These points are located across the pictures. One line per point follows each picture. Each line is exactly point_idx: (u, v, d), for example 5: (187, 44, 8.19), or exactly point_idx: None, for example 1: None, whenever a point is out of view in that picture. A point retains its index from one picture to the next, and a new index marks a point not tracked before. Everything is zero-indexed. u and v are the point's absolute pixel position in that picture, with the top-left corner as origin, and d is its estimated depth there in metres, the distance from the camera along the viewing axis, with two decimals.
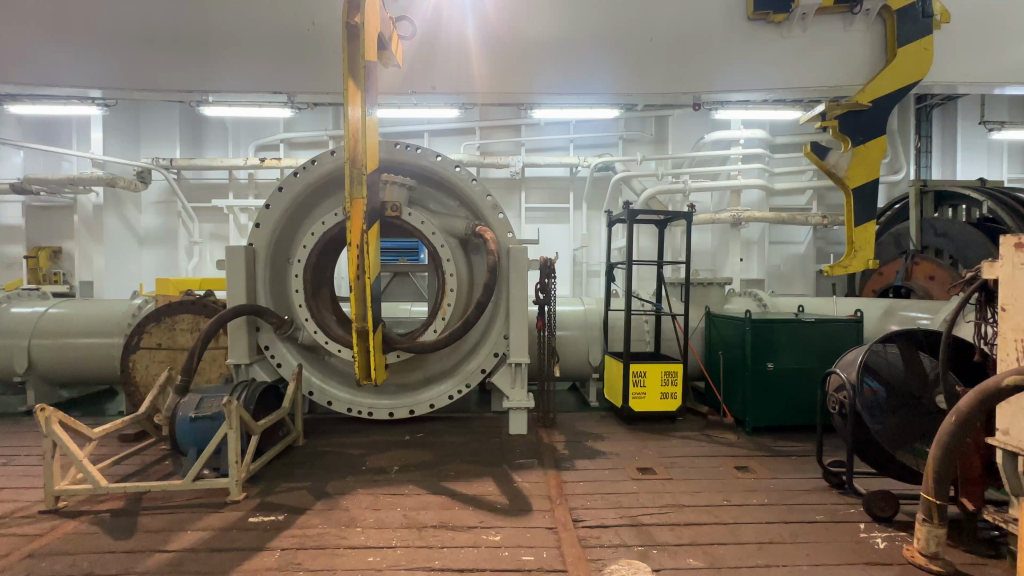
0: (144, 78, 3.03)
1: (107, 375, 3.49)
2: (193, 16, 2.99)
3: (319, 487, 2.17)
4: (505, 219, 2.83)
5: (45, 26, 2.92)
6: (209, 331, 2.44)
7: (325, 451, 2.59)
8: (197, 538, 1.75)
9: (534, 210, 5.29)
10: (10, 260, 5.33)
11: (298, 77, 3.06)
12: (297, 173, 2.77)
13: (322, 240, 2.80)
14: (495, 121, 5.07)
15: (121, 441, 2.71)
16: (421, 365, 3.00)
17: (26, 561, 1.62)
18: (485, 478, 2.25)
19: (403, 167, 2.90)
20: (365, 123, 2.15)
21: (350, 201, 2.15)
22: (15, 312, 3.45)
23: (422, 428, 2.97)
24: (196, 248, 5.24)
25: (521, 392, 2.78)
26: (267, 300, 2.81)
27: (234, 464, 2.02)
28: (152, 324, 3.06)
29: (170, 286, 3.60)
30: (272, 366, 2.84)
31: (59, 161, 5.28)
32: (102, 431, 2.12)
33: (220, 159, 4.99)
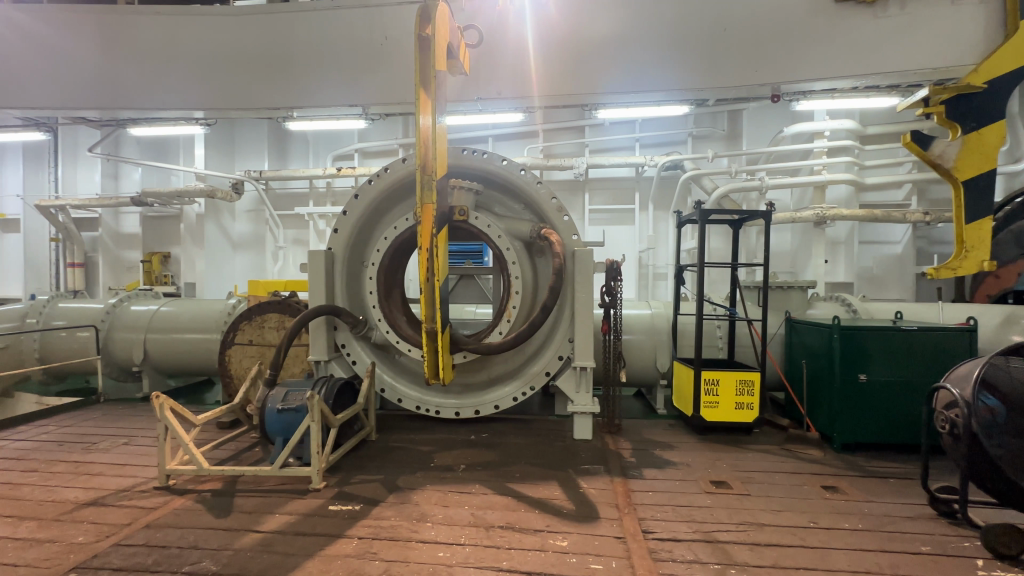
0: (238, 98, 3.34)
1: (206, 366, 3.87)
2: (283, 41, 3.27)
3: (391, 480, 2.26)
4: (570, 221, 2.81)
5: (161, 58, 3.33)
6: (294, 329, 2.63)
7: (396, 447, 2.70)
8: (284, 521, 1.88)
9: (598, 211, 5.22)
10: (130, 264, 6.07)
11: (373, 89, 3.24)
12: (371, 180, 2.91)
13: (394, 243, 2.92)
14: (558, 123, 5.06)
15: (218, 428, 3.00)
16: (486, 367, 3.04)
17: (144, 531, 1.83)
18: (550, 481, 2.24)
19: (470, 172, 2.97)
20: (435, 130, 2.22)
21: (421, 207, 2.24)
22: (134, 310, 3.92)
23: (487, 428, 3.01)
24: (281, 252, 5.67)
25: (586, 396, 2.76)
26: (344, 300, 2.98)
27: (316, 454, 2.16)
28: (245, 322, 3.36)
29: (260, 288, 3.93)
30: (348, 363, 3.02)
31: (168, 176, 5.94)
32: (205, 418, 2.36)
33: (302, 170, 5.37)
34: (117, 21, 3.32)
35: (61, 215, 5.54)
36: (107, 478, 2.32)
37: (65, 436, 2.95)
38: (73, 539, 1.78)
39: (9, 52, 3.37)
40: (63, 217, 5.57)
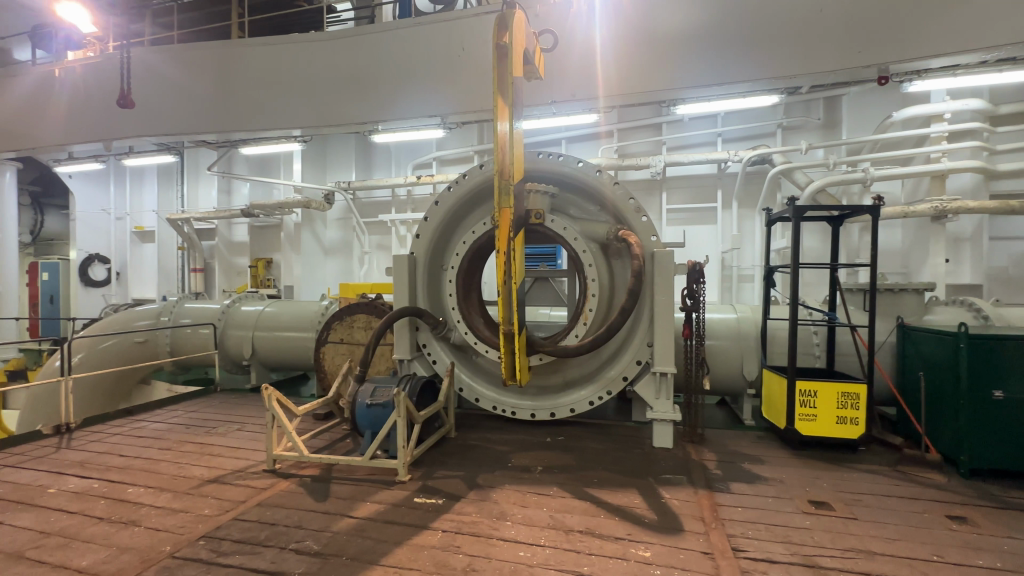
0: (331, 116, 3.64)
1: (304, 362, 4.23)
2: (370, 61, 3.51)
3: (471, 477, 2.33)
4: (649, 221, 2.73)
5: (267, 84, 3.73)
6: (381, 329, 2.80)
7: (474, 445, 2.78)
8: (374, 510, 2.00)
9: (676, 211, 5.01)
10: (240, 269, 6.79)
11: (452, 99, 3.37)
12: (451, 187, 3.04)
13: (472, 247, 3.01)
14: (633, 122, 4.95)
15: (314, 419, 3.26)
16: (560, 369, 3.02)
17: (257, 508, 2.04)
18: (629, 489, 2.19)
19: (545, 175, 2.99)
20: (512, 135, 2.27)
21: (498, 211, 2.31)
22: (244, 310, 4.39)
23: (563, 432, 3.00)
24: (367, 257, 6.06)
25: (666, 403, 2.66)
26: (426, 302, 3.12)
27: (402, 447, 2.29)
28: (337, 322, 3.63)
29: (349, 290, 4.23)
30: (428, 362, 3.15)
31: (271, 189, 6.58)
32: (305, 409, 2.58)
33: (386, 179, 5.70)
34: (234, 56, 3.76)
35: (186, 226, 6.34)
36: (225, 459, 2.62)
37: (192, 420, 3.37)
38: (201, 511, 2.03)
39: (154, 89, 3.97)
40: (188, 229, 6.37)
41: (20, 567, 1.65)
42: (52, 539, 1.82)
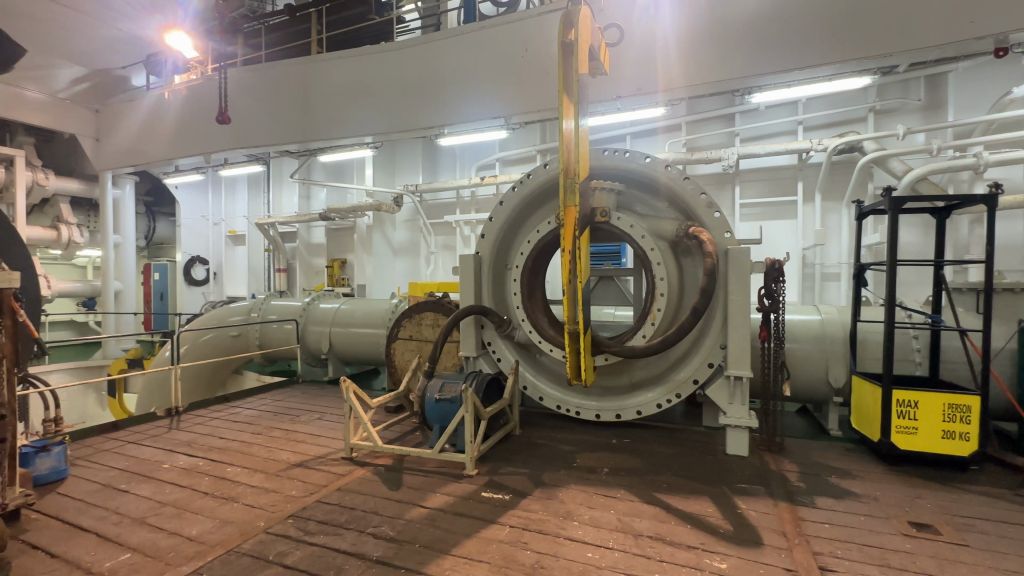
0: (400, 121, 3.79)
1: (376, 357, 4.45)
2: (437, 68, 3.63)
3: (536, 475, 2.34)
4: (722, 217, 2.61)
5: (343, 95, 3.97)
6: (448, 326, 2.89)
7: (539, 443, 2.79)
8: (444, 501, 2.07)
9: (750, 206, 4.73)
10: (318, 269, 7.28)
11: (515, 99, 3.41)
12: (515, 187, 3.07)
13: (537, 246, 3.01)
14: (703, 114, 4.73)
15: (386, 411, 3.43)
16: (626, 370, 2.94)
17: (338, 492, 2.18)
18: (702, 496, 2.10)
19: (611, 172, 2.93)
20: (577, 132, 2.26)
21: (564, 210, 2.32)
22: (322, 307, 4.69)
23: (629, 434, 2.94)
24: (433, 257, 6.26)
25: (741, 408, 2.53)
26: (491, 301, 3.17)
27: (469, 442, 2.35)
28: (406, 319, 3.79)
29: (418, 289, 4.38)
30: (493, 360, 3.21)
31: (345, 194, 6.99)
32: (378, 401, 2.72)
33: (451, 181, 5.85)
34: (315, 71, 4.06)
35: (272, 230, 6.89)
36: (308, 445, 2.83)
37: (278, 408, 3.66)
38: (289, 492, 2.20)
39: (246, 105, 4.37)
40: (274, 232, 6.92)
41: (143, 531, 1.88)
42: (168, 509, 2.06)
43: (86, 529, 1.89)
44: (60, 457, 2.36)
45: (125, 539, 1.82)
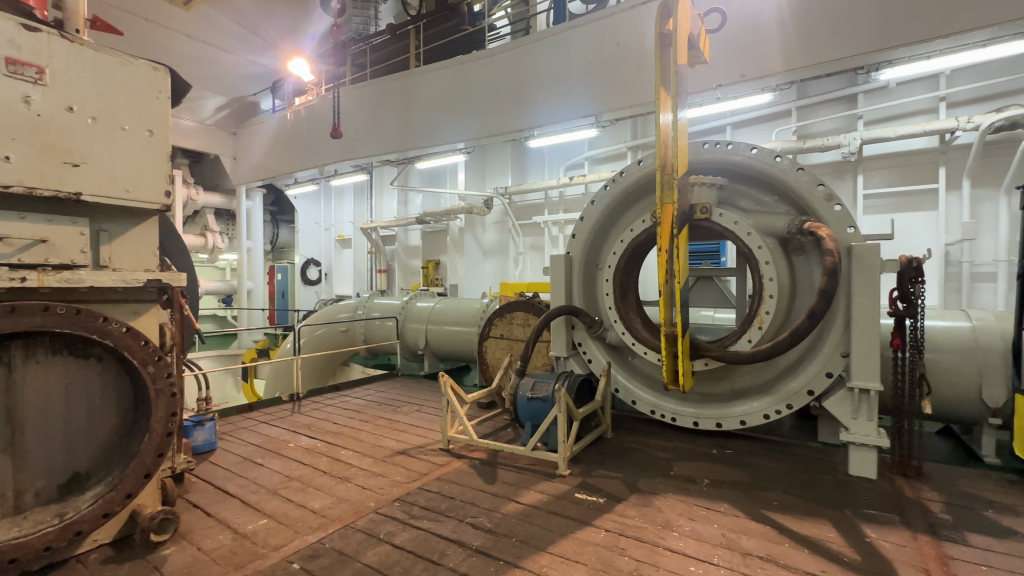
0: (491, 126, 3.91)
1: (468, 355, 4.62)
2: (528, 72, 3.70)
3: (631, 480, 2.29)
4: (844, 210, 2.36)
5: (438, 104, 4.19)
6: (539, 326, 2.92)
7: (633, 448, 2.72)
8: (538, 498, 2.10)
9: (876, 197, 4.19)
10: (414, 270, 7.73)
11: (606, 97, 3.36)
12: (607, 186, 3.02)
13: (630, 246, 2.92)
14: (817, 97, 4.29)
15: (479, 407, 3.55)
16: (727, 377, 2.74)
17: (437, 481, 2.31)
18: (820, 519, 1.90)
19: (711, 166, 2.77)
20: (675, 126, 2.17)
21: (661, 207, 2.24)
22: (419, 306, 4.98)
23: (732, 445, 2.75)
24: (521, 257, 6.35)
25: (868, 425, 2.24)
26: (582, 302, 3.15)
27: (562, 441, 2.36)
28: (497, 318, 3.89)
29: (508, 290, 4.47)
30: (584, 361, 3.18)
31: (439, 198, 7.35)
32: (473, 397, 2.83)
33: (539, 182, 5.89)
34: (414, 83, 4.34)
35: (375, 234, 7.52)
36: (409, 435, 3.02)
37: (382, 399, 3.96)
38: (394, 477, 2.37)
39: (354, 120, 4.78)
40: (376, 236, 7.55)
41: (276, 501, 2.13)
42: (294, 483, 2.32)
43: (232, 495, 2.20)
44: (211, 430, 2.75)
45: (262, 506, 2.08)
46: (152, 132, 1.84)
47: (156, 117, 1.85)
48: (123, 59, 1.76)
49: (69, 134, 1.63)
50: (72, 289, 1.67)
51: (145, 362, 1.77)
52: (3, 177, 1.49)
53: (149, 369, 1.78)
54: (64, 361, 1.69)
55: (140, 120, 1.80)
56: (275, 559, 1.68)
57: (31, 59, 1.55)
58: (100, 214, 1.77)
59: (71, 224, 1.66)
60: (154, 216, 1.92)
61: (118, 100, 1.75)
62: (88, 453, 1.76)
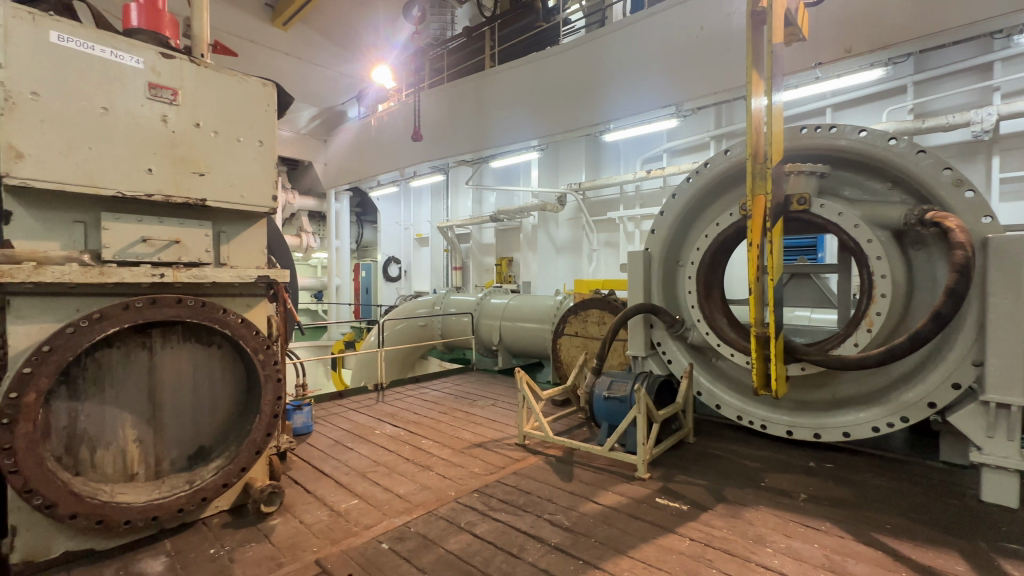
0: (565, 122, 3.89)
1: (542, 351, 4.63)
2: (603, 66, 3.62)
3: (716, 489, 2.16)
4: (978, 197, 2.06)
5: (513, 101, 4.24)
6: (616, 325, 2.83)
7: (717, 455, 2.57)
8: (616, 500, 2.05)
9: (1017, 180, 3.60)
10: (487, 266, 7.88)
11: (687, 84, 3.20)
12: (689, 179, 2.87)
13: (716, 241, 2.74)
14: (939, 69, 3.77)
15: (554, 404, 3.54)
16: (828, 384, 2.50)
17: (514, 475, 2.34)
18: (945, 548, 1.68)
19: (811, 153, 2.54)
20: (769, 111, 2.02)
21: (751, 199, 2.10)
22: (494, 302, 5.07)
23: (832, 458, 2.51)
24: (595, 254, 6.24)
25: (1006, 445, 1.94)
26: (662, 300, 3.02)
27: (641, 444, 2.28)
28: (572, 316, 3.86)
29: (582, 287, 4.42)
30: (664, 361, 3.06)
31: (513, 196, 7.43)
32: (548, 393, 2.83)
33: (615, 176, 5.74)
34: (489, 83, 4.41)
35: (451, 232, 7.78)
36: (486, 428, 3.09)
37: (458, 391, 4.09)
38: (473, 468, 2.44)
39: (433, 123, 4.97)
40: (452, 234, 7.81)
41: (365, 483, 2.28)
42: (381, 468, 2.47)
43: (328, 475, 2.38)
44: (308, 414, 3.01)
45: (354, 487, 2.24)
46: (262, 142, 2.03)
47: (265, 128, 2.03)
48: (239, 77, 1.95)
49: (196, 147, 1.84)
50: (198, 284, 1.89)
51: (256, 350, 1.96)
52: (145, 186, 1.73)
53: (259, 356, 1.97)
54: (192, 347, 1.93)
55: (253, 131, 1.99)
56: (367, 538, 1.79)
57: (167, 82, 1.77)
58: (220, 217, 1.99)
59: (196, 226, 1.88)
60: (263, 218, 2.12)
61: (234, 115, 1.94)
62: (212, 429, 2.00)
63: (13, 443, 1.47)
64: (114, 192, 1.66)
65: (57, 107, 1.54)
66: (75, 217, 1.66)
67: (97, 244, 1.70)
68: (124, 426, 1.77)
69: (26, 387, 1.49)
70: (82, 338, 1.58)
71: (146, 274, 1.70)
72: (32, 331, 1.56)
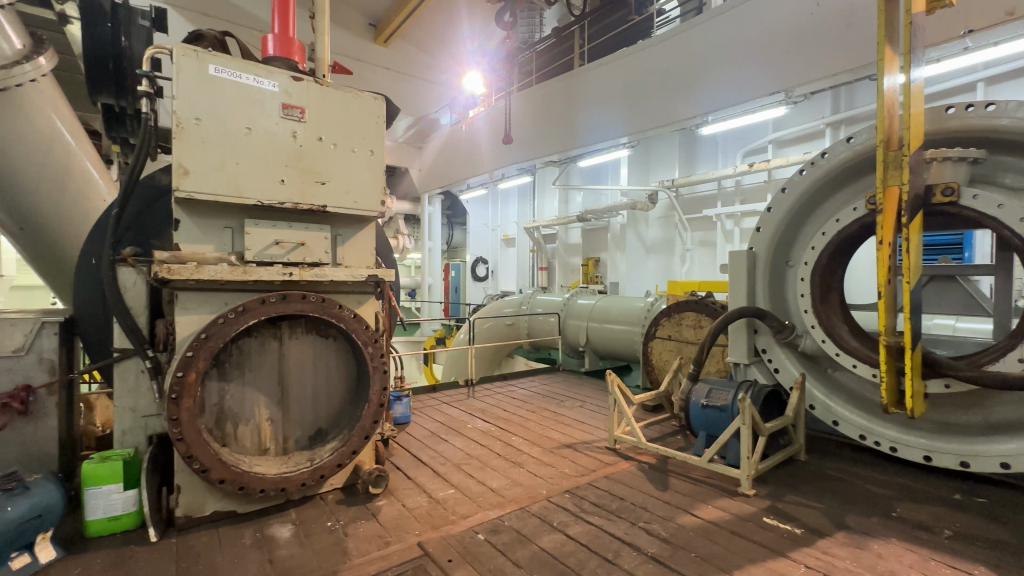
0: (657, 118, 3.77)
1: (631, 354, 4.50)
2: (702, 54, 3.42)
3: (836, 514, 1.95)
4: None
5: (602, 98, 4.17)
6: (715, 329, 2.64)
7: (835, 476, 2.31)
8: (718, 516, 1.93)
9: None
10: (574, 267, 7.84)
11: (798, 68, 2.92)
12: (803, 171, 2.61)
13: (834, 239, 2.47)
14: None
15: (645, 409, 3.43)
16: (980, 405, 2.14)
17: (606, 479, 2.30)
18: None
19: (960, 137, 2.18)
20: (905, 91, 1.78)
21: (882, 192, 1.86)
22: (580, 303, 5.03)
23: (985, 492, 2.14)
24: (689, 254, 5.93)
25: None
26: (768, 303, 2.79)
27: (746, 458, 2.13)
28: (665, 319, 3.71)
29: (676, 288, 4.21)
30: (770, 370, 2.82)
31: (600, 195, 7.30)
32: (641, 398, 2.74)
33: (711, 171, 5.41)
34: (578, 80, 4.38)
35: (537, 233, 7.85)
36: (575, 429, 3.07)
37: (546, 391, 4.11)
38: (564, 469, 2.44)
39: (523, 126, 5.04)
40: (538, 234, 7.88)
41: (460, 474, 2.38)
42: (474, 461, 2.56)
43: (426, 463, 2.52)
44: (406, 405, 3.20)
45: (450, 477, 2.34)
46: (373, 151, 2.20)
47: (376, 138, 2.20)
48: (354, 93, 2.14)
49: (319, 158, 2.05)
50: (318, 282, 2.10)
51: (366, 343, 2.14)
52: (279, 195, 1.95)
53: (368, 349, 2.14)
54: (313, 339, 2.14)
55: (365, 142, 2.17)
56: (463, 527, 1.86)
57: (296, 102, 1.99)
58: (337, 222, 2.19)
59: (318, 230, 2.09)
60: (372, 221, 2.29)
61: (349, 128, 2.13)
62: (328, 413, 2.20)
63: (179, 415, 1.75)
64: (255, 202, 1.90)
65: (213, 130, 1.81)
66: (225, 223, 1.93)
67: (241, 246, 1.96)
68: (259, 406, 2.02)
69: (188, 368, 1.76)
70: (229, 327, 1.82)
71: (278, 273, 1.92)
72: (192, 321, 1.84)
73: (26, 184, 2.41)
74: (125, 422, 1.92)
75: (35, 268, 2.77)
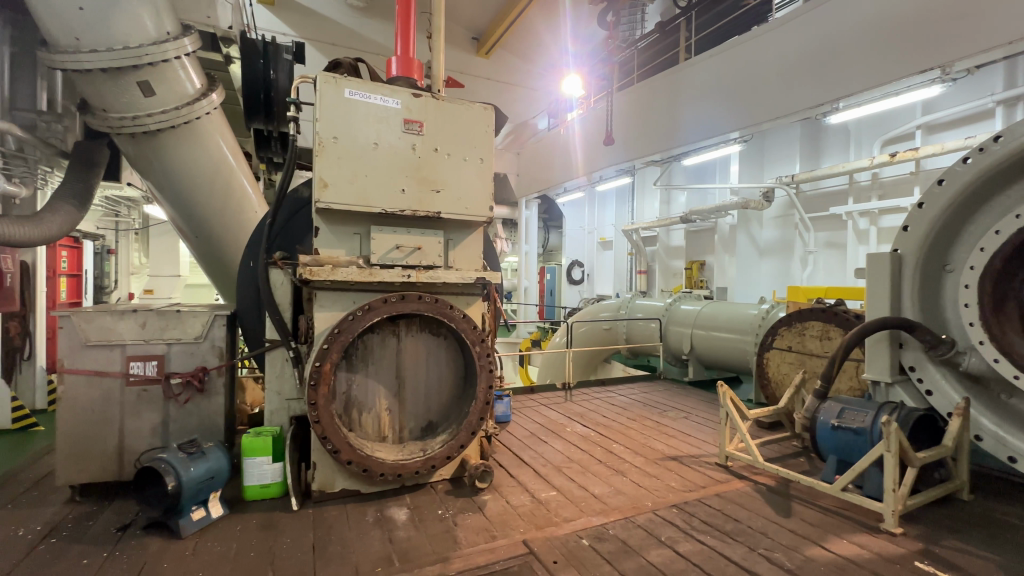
0: (774, 109, 3.45)
1: (742, 365, 4.17)
2: (837, 34, 3.06)
3: (1016, 569, 1.62)
4: None
5: (710, 92, 3.95)
6: (850, 341, 2.33)
7: (1012, 523, 1.93)
8: (855, 552, 1.71)
9: None
10: (675, 270, 7.48)
11: (959, 39, 2.49)
12: (968, 159, 2.22)
13: (1013, 239, 2.06)
14: None
15: (760, 426, 3.14)
16: None
17: (718, 497, 2.15)
18: None
19: None
20: None
21: None
22: (684, 309, 4.78)
23: None
24: (812, 257, 5.36)
25: None
26: (919, 314, 2.41)
27: (890, 491, 1.85)
28: (784, 328, 3.38)
29: (799, 294, 3.82)
30: (920, 392, 2.43)
31: (706, 194, 6.89)
32: (757, 413, 2.52)
33: (841, 165, 4.82)
34: (683, 76, 4.18)
35: (636, 235, 7.62)
36: (680, 441, 2.92)
37: (647, 399, 3.96)
38: (669, 482, 2.33)
39: (623, 126, 4.93)
40: (637, 236, 7.65)
41: (561, 477, 2.39)
42: (575, 465, 2.55)
43: (527, 463, 2.57)
44: (506, 405, 3.28)
45: (551, 479, 2.36)
46: (483, 159, 2.30)
47: (485, 147, 2.29)
48: (466, 105, 2.26)
49: (435, 168, 2.19)
50: (432, 284, 2.24)
51: (474, 342, 2.23)
52: (400, 204, 2.12)
53: (476, 348, 2.24)
54: (427, 337, 2.29)
55: (476, 151, 2.27)
56: (567, 530, 1.87)
57: (416, 117, 2.15)
58: (449, 227, 2.32)
59: (432, 235, 2.24)
60: (481, 227, 2.39)
61: (462, 138, 2.25)
62: (439, 407, 2.34)
63: (316, 400, 1.97)
64: (380, 209, 2.09)
65: (347, 146, 2.02)
66: (354, 230, 2.15)
67: (368, 251, 2.16)
68: (379, 396, 2.21)
69: (324, 359, 1.98)
70: (358, 324, 2.02)
71: (398, 275, 2.08)
72: (327, 317, 2.07)
73: (201, 198, 2.88)
74: (273, 403, 2.20)
75: (203, 268, 3.30)
